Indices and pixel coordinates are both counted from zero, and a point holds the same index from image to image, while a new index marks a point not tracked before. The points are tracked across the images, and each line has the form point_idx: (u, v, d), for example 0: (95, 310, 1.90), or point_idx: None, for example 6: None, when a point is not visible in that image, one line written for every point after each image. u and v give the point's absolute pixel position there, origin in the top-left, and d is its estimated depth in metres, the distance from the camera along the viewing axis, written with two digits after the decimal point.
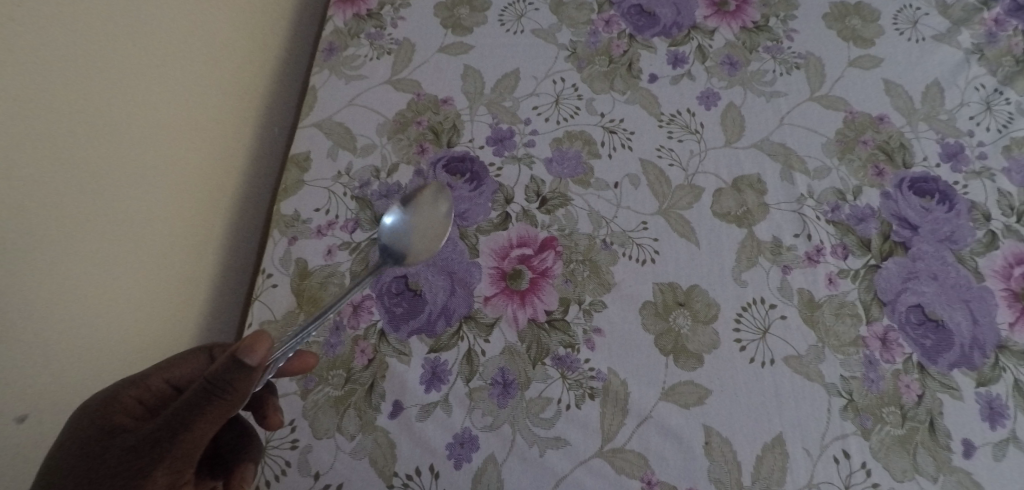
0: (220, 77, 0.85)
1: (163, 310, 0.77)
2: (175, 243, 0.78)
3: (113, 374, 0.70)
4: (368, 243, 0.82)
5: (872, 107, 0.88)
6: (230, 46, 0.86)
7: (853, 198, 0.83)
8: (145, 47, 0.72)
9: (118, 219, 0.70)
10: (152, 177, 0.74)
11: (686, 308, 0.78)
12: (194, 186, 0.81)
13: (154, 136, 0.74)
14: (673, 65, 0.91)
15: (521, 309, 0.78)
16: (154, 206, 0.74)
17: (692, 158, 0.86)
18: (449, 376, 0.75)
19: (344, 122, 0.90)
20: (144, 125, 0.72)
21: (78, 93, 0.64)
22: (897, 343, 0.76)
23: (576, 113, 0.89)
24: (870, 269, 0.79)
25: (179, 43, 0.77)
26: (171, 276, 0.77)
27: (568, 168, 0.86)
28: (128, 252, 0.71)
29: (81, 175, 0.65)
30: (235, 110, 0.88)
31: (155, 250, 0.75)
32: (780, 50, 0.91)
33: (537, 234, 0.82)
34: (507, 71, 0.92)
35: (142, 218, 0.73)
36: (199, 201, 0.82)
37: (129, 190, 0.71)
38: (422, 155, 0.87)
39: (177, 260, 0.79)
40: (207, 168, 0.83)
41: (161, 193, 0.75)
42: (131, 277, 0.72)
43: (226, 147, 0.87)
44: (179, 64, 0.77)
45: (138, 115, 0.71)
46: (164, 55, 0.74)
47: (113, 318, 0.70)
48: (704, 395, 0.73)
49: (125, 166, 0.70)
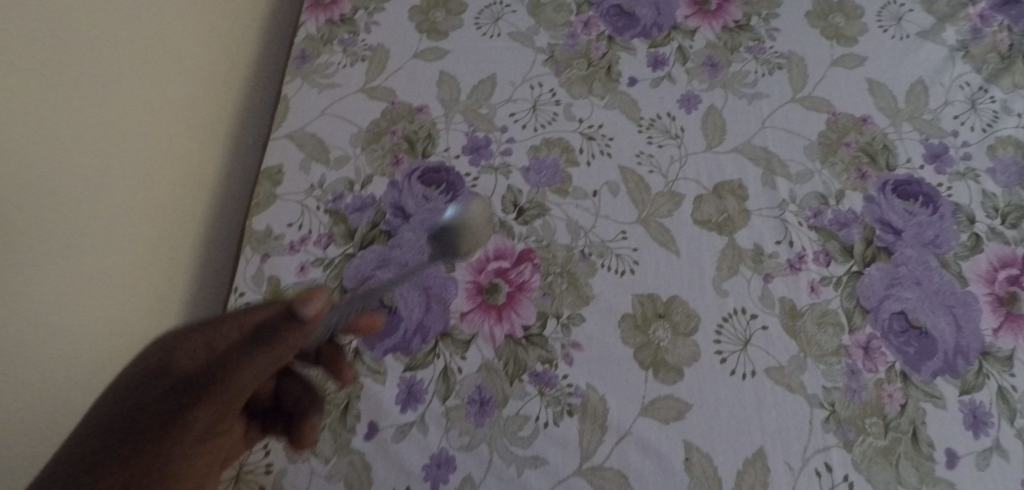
0: (191, 90, 0.83)
1: (132, 317, 0.73)
2: (148, 264, 0.76)
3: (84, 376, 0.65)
4: (342, 258, 0.80)
5: (856, 108, 0.86)
6: (201, 57, 0.84)
7: (836, 203, 0.81)
8: (119, 62, 0.70)
9: (97, 241, 0.68)
10: (128, 195, 0.72)
11: (665, 320, 0.76)
12: (166, 202, 0.79)
13: (130, 155, 0.72)
14: (653, 67, 0.89)
15: (498, 325, 0.76)
16: (128, 225, 0.72)
17: (673, 163, 0.84)
18: (425, 395, 0.74)
19: (317, 132, 0.87)
20: (120, 143, 0.70)
21: (58, 113, 0.62)
22: (879, 351, 0.75)
23: (554, 119, 0.87)
24: (853, 276, 0.78)
25: (153, 55, 0.75)
26: (144, 300, 0.75)
27: (545, 177, 0.84)
28: (105, 275, 0.69)
29: (64, 193, 0.63)
30: (205, 124, 0.86)
31: (130, 272, 0.73)
32: (762, 50, 0.89)
33: (514, 246, 0.80)
34: (483, 77, 0.90)
35: (118, 237, 0.71)
36: (170, 219, 0.80)
37: (107, 210, 0.69)
38: (396, 166, 0.85)
39: (149, 281, 0.76)
40: (178, 173, 0.81)
41: (134, 212, 0.73)
42: (108, 300, 0.69)
43: (196, 162, 0.84)
44: (154, 77, 0.75)
45: (113, 134, 0.69)
46: (138, 70, 0.73)
47: (89, 318, 0.67)
48: (684, 410, 0.72)
49: (104, 186, 0.68)
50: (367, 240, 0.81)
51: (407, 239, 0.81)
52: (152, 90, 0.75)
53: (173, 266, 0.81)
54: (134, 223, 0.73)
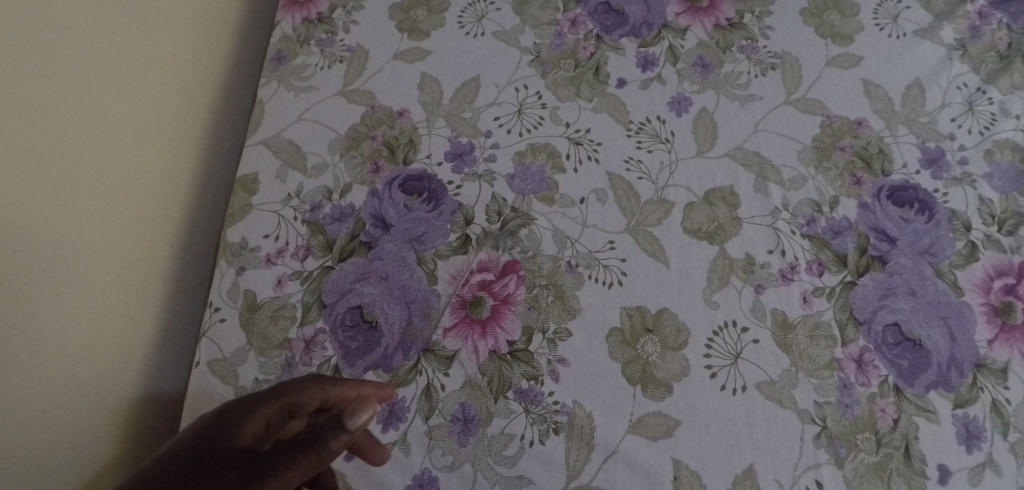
0: (159, 105, 0.79)
1: (111, 335, 0.73)
2: (116, 290, 0.74)
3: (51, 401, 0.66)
4: (320, 271, 0.77)
5: (851, 110, 0.83)
6: (167, 68, 0.81)
7: (830, 210, 0.79)
8: (56, 84, 0.66)
9: (46, 275, 0.65)
10: (81, 221, 0.69)
11: (654, 334, 0.74)
12: (135, 228, 0.76)
13: (80, 179, 0.69)
14: (643, 68, 0.86)
15: (482, 340, 0.74)
16: (86, 253, 0.70)
17: (662, 170, 0.81)
18: (407, 414, 0.71)
19: (294, 138, 0.84)
20: (65, 169, 0.67)
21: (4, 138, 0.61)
22: (872, 365, 0.73)
23: (540, 124, 0.84)
24: (846, 286, 0.76)
25: (104, 76, 0.72)
26: (114, 329, 0.74)
27: (531, 185, 0.81)
28: (61, 309, 0.67)
29: (28, 235, 0.63)
30: (178, 140, 0.83)
31: (94, 302, 0.71)
32: (754, 49, 0.86)
33: (499, 257, 0.78)
34: (467, 79, 0.87)
35: (75, 267, 0.68)
36: (141, 242, 0.77)
37: (60, 240, 0.67)
38: (376, 174, 0.82)
39: (119, 308, 0.74)
40: (155, 183, 0.79)
41: (93, 238, 0.71)
42: (72, 336, 0.68)
43: (170, 180, 0.82)
44: (104, 97, 0.72)
45: (56, 159, 0.66)
46: (81, 89, 0.69)
47: (70, 342, 0.68)
48: (673, 427, 0.71)
49: (51, 215, 0.66)
50: (346, 252, 0.78)
51: (388, 251, 0.78)
52: (102, 110, 0.72)
53: (149, 289, 0.79)
54: (94, 250, 0.71)
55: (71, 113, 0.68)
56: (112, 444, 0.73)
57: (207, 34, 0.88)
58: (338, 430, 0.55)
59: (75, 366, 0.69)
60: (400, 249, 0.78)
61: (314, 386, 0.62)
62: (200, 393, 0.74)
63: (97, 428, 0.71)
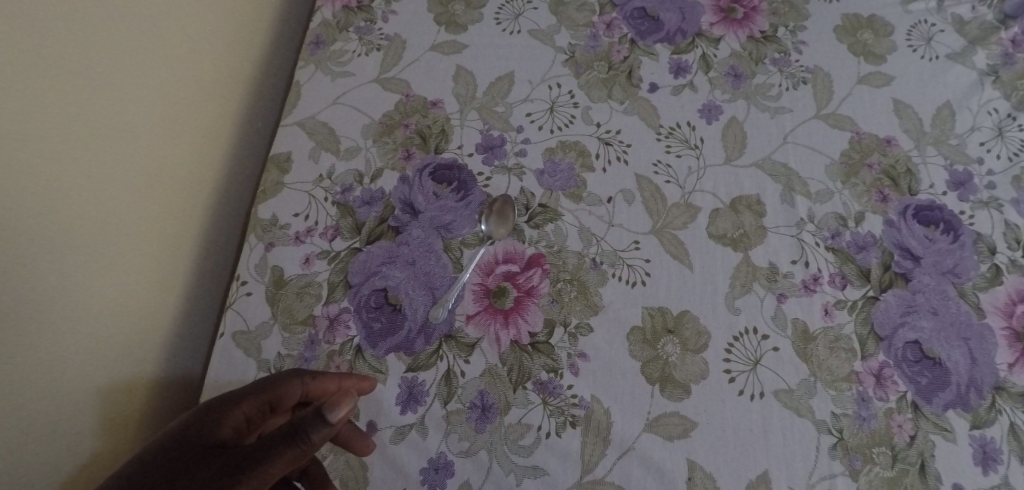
0: (183, 105, 0.79)
1: (145, 306, 0.75)
2: (129, 289, 0.73)
3: (89, 365, 0.68)
4: (348, 253, 0.79)
5: (880, 128, 0.84)
6: (192, 66, 0.80)
7: (855, 225, 0.79)
8: (75, 75, 0.65)
9: (85, 259, 0.67)
10: (95, 216, 0.68)
11: (675, 335, 0.75)
12: (173, 206, 0.79)
13: (94, 173, 0.68)
14: (675, 74, 0.87)
15: (504, 330, 0.75)
16: (99, 250, 0.69)
17: (690, 175, 0.82)
18: (426, 397, 0.72)
19: (329, 122, 0.85)
20: (80, 162, 0.66)
21: (55, 118, 0.64)
22: (891, 380, 0.73)
23: (571, 122, 0.85)
24: (868, 301, 0.76)
25: (151, 60, 0.74)
26: (126, 326, 0.73)
27: (560, 181, 0.82)
28: (69, 305, 0.66)
29: (73, 212, 0.66)
30: (206, 132, 0.83)
31: (105, 299, 0.70)
32: (787, 63, 0.87)
33: (524, 250, 0.79)
34: (501, 74, 0.88)
35: (84, 265, 0.67)
36: (158, 241, 0.77)
37: (104, 218, 0.69)
38: (407, 161, 0.83)
39: (132, 305, 0.74)
40: (195, 163, 0.82)
41: (107, 234, 0.70)
42: (109, 306, 0.70)
43: (190, 180, 0.81)
44: (151, 84, 0.74)
45: (72, 151, 0.65)
46: (101, 82, 0.68)
47: (108, 312, 0.70)
48: (690, 428, 0.71)
49: (64, 209, 0.65)
50: (374, 236, 0.79)
51: (415, 237, 0.79)
52: (122, 106, 0.71)
53: (166, 288, 0.78)
54: (105, 248, 0.70)
55: (90, 105, 0.67)
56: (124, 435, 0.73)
57: (242, 23, 0.89)
58: (316, 423, 0.55)
59: (80, 366, 0.68)
60: (427, 235, 0.79)
61: (294, 381, 0.66)
62: (223, 364, 0.75)
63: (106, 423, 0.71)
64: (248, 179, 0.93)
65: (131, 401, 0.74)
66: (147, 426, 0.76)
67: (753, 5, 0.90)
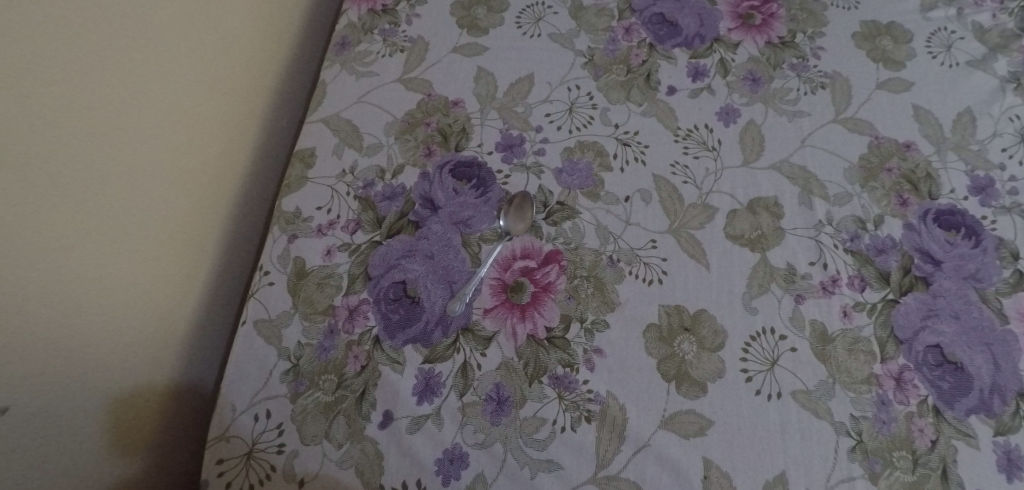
0: (210, 109, 0.83)
1: (171, 296, 0.80)
2: (158, 280, 0.77)
3: (121, 352, 0.73)
4: (368, 245, 0.80)
5: (899, 133, 0.83)
6: (212, 83, 0.83)
7: (874, 228, 0.79)
8: (104, 95, 0.68)
9: (120, 256, 0.71)
10: (123, 228, 0.71)
11: (691, 334, 0.75)
12: (199, 203, 0.83)
13: (120, 186, 0.70)
14: (693, 78, 0.88)
15: (521, 324, 0.76)
16: (124, 262, 0.72)
17: (708, 176, 0.83)
18: (442, 388, 0.74)
19: (352, 119, 0.87)
20: (106, 176, 0.69)
21: (94, 122, 0.67)
22: (912, 383, 0.72)
23: (589, 123, 0.86)
24: (888, 303, 0.75)
25: (184, 68, 0.77)
26: (145, 336, 0.76)
27: (578, 180, 0.83)
28: (96, 318, 0.69)
29: (111, 211, 0.70)
30: (229, 133, 0.88)
31: (129, 309, 0.73)
32: (805, 68, 0.88)
33: (542, 246, 0.80)
34: (521, 76, 0.89)
35: (109, 277, 0.70)
36: (179, 251, 0.80)
37: (140, 219, 0.73)
38: (428, 158, 0.85)
39: (160, 295, 0.78)
40: (219, 160, 0.86)
41: (130, 246, 0.72)
42: (139, 297, 0.75)
43: (216, 178, 0.86)
44: (183, 89, 0.78)
45: (106, 158, 0.69)
46: (130, 104, 0.71)
47: (139, 303, 0.75)
48: (706, 426, 0.71)
49: (95, 225, 0.68)
50: (394, 229, 0.81)
51: (434, 231, 0.81)
52: (150, 126, 0.74)
53: (183, 296, 0.82)
54: (130, 261, 0.73)
55: (117, 121, 0.69)
56: (136, 446, 0.78)
57: (260, 36, 0.92)
58: None
59: (103, 378, 0.71)
60: (446, 230, 0.81)
61: None
62: (244, 353, 0.77)
63: (121, 435, 0.75)
64: (263, 183, 0.97)
65: (153, 384, 0.78)
66: (166, 404, 0.81)
67: (771, 11, 0.91)
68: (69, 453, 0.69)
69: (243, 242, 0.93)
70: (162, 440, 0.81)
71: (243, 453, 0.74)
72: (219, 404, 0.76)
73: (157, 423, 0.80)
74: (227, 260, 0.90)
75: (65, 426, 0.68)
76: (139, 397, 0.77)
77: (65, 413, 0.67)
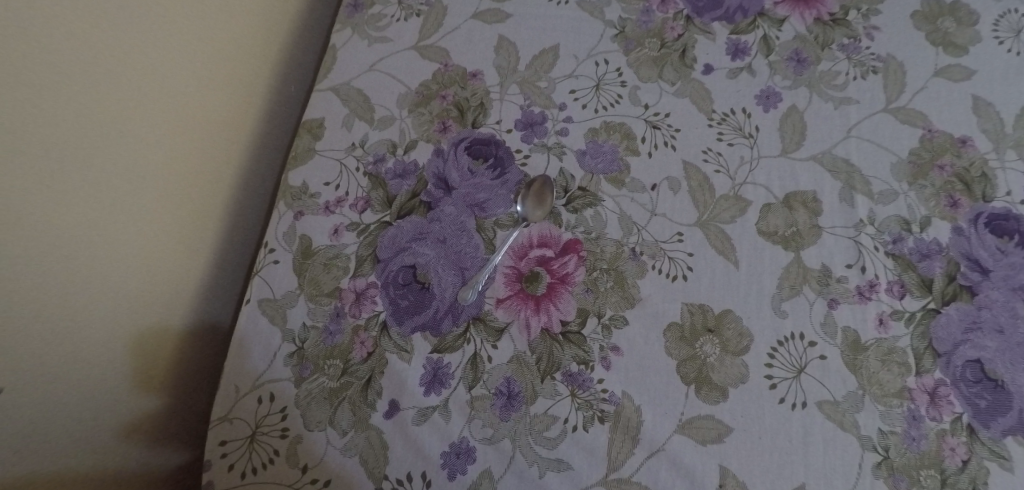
0: (217, 72, 0.80)
1: (179, 261, 0.79)
2: (166, 247, 0.77)
3: (129, 319, 0.74)
4: (377, 226, 0.76)
5: (955, 126, 0.76)
6: (219, 44, 0.80)
7: (919, 231, 0.73)
8: (81, 76, 0.64)
9: (125, 225, 0.71)
10: (128, 197, 0.71)
11: (715, 335, 0.71)
12: (207, 168, 0.82)
13: (119, 161, 0.69)
14: (733, 56, 0.81)
15: (535, 316, 0.73)
16: (128, 233, 0.71)
17: (742, 166, 0.77)
18: (450, 380, 0.71)
19: (363, 88, 0.82)
20: (92, 161, 0.66)
21: (90, 90, 0.65)
22: (947, 399, 0.68)
23: (617, 102, 0.80)
24: (928, 313, 0.71)
25: (187, 30, 0.75)
26: (141, 320, 0.75)
27: (602, 164, 0.78)
28: (98, 288, 0.69)
29: (113, 180, 0.69)
30: (238, 96, 0.85)
31: (137, 276, 0.73)
32: (857, 49, 0.80)
33: (561, 235, 0.75)
34: (546, 47, 0.83)
35: (98, 259, 0.69)
36: (177, 232, 0.78)
37: (145, 187, 0.72)
38: (443, 133, 0.80)
39: (169, 262, 0.78)
40: (226, 123, 0.84)
41: (119, 230, 0.70)
42: (145, 265, 0.74)
43: (224, 142, 0.84)
44: (187, 52, 0.75)
45: (106, 125, 0.67)
46: (115, 85, 0.67)
47: (146, 272, 0.75)
48: (724, 433, 0.68)
49: (97, 195, 0.67)
50: (405, 210, 0.77)
51: (448, 214, 0.76)
52: (137, 105, 0.70)
53: (183, 277, 0.80)
54: (136, 230, 0.72)
55: (99, 102, 0.66)
56: (135, 429, 0.78)
57: None
58: None
59: (110, 350, 0.72)
60: (460, 213, 0.77)
61: None
62: (248, 333, 0.75)
63: (118, 420, 0.75)
64: (269, 152, 0.94)
65: (163, 348, 0.79)
66: (180, 367, 0.82)
67: None
68: (68, 444, 0.70)
69: (248, 211, 0.91)
70: (162, 420, 0.82)
71: (247, 436, 0.72)
72: (222, 385, 0.74)
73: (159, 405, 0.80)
74: (236, 226, 0.89)
75: (73, 394, 0.69)
76: (140, 382, 0.77)
77: (63, 399, 0.68)
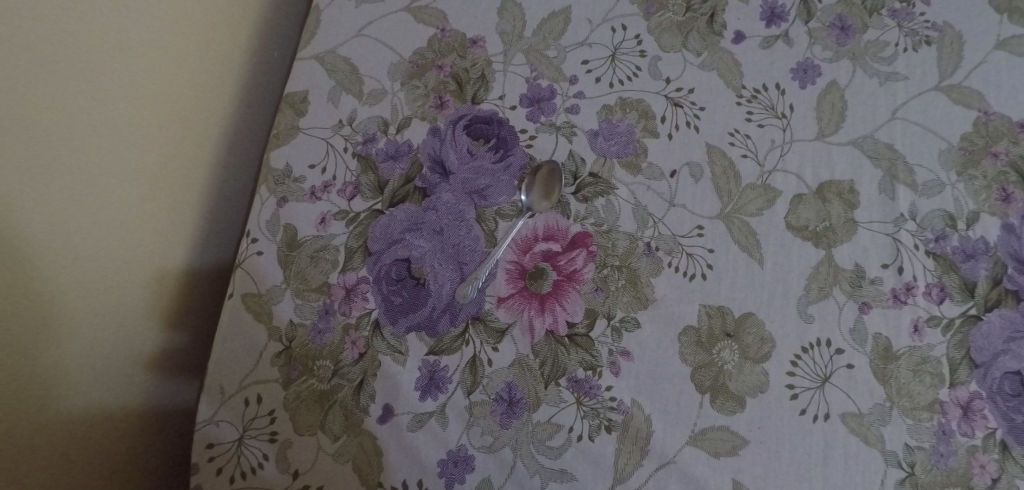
0: (203, 37, 0.76)
1: (169, 238, 0.76)
2: (154, 222, 0.73)
3: (121, 299, 0.71)
4: (368, 215, 0.70)
5: (1015, 106, 0.68)
6: (203, 8, 0.75)
7: (965, 227, 0.66)
8: (45, 31, 0.60)
9: (106, 199, 0.68)
10: (106, 169, 0.67)
11: (734, 341, 0.66)
12: (195, 138, 0.77)
13: (95, 134, 0.65)
14: (768, 22, 0.72)
15: (539, 317, 0.67)
16: (109, 207, 0.68)
17: (772, 150, 0.69)
18: (448, 384, 0.67)
19: (351, 57, 0.76)
20: (68, 134, 0.63)
21: (62, 57, 0.62)
22: (981, 414, 0.63)
23: (635, 75, 0.72)
24: (968, 320, 0.64)
25: None
26: (133, 298, 0.72)
27: (615, 146, 0.70)
28: (83, 266, 0.66)
29: (89, 154, 0.65)
30: (227, 63, 0.80)
31: (124, 253, 0.70)
32: (909, 16, 0.71)
33: (568, 227, 0.69)
34: (555, 10, 0.75)
35: (72, 219, 0.65)
36: (159, 193, 0.73)
37: (126, 158, 0.69)
38: (439, 110, 0.73)
39: (158, 240, 0.74)
40: (215, 93, 0.79)
41: (89, 187, 0.66)
42: (133, 243, 0.71)
43: (212, 113, 0.79)
44: (169, 17, 0.71)
45: (80, 94, 0.64)
46: (87, 50, 0.63)
47: (134, 248, 0.71)
48: (739, 445, 0.64)
49: (73, 169, 0.64)
50: (398, 197, 0.71)
51: (444, 202, 0.70)
52: (101, 55, 0.65)
53: (172, 248, 0.76)
54: (119, 204, 0.69)
55: (54, 54, 0.61)
56: (136, 412, 0.75)
57: None
58: None
59: (105, 332, 0.70)
60: (458, 200, 0.70)
61: None
62: (232, 330, 0.71)
63: (118, 398, 0.73)
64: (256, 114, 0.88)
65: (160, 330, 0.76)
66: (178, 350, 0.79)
67: None
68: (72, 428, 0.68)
69: (236, 184, 0.85)
70: (158, 401, 0.78)
71: (234, 438, 0.69)
72: (207, 386, 0.70)
73: (155, 381, 0.77)
74: (225, 203, 0.84)
75: (72, 379, 0.67)
76: (140, 363, 0.75)
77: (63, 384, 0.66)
